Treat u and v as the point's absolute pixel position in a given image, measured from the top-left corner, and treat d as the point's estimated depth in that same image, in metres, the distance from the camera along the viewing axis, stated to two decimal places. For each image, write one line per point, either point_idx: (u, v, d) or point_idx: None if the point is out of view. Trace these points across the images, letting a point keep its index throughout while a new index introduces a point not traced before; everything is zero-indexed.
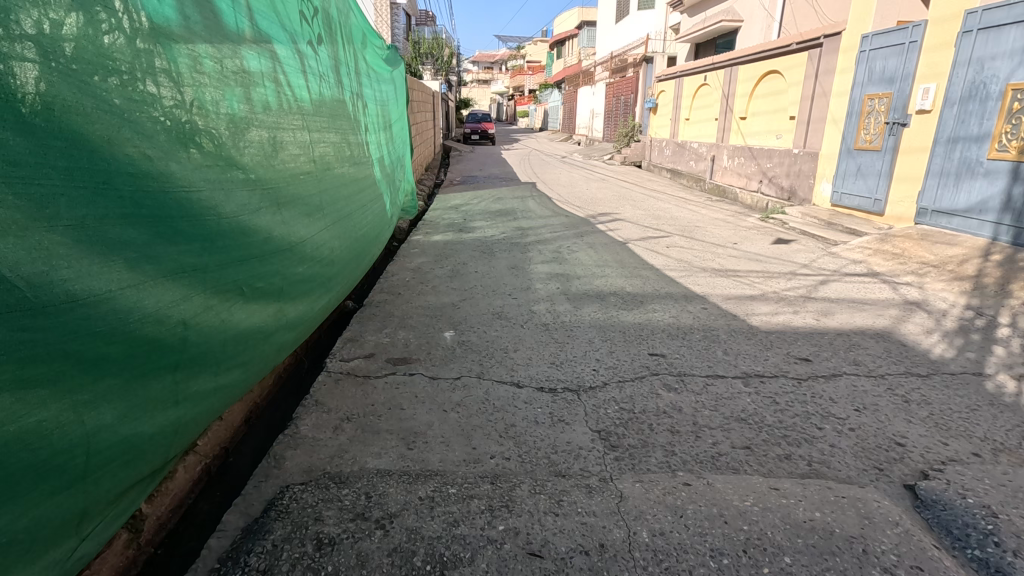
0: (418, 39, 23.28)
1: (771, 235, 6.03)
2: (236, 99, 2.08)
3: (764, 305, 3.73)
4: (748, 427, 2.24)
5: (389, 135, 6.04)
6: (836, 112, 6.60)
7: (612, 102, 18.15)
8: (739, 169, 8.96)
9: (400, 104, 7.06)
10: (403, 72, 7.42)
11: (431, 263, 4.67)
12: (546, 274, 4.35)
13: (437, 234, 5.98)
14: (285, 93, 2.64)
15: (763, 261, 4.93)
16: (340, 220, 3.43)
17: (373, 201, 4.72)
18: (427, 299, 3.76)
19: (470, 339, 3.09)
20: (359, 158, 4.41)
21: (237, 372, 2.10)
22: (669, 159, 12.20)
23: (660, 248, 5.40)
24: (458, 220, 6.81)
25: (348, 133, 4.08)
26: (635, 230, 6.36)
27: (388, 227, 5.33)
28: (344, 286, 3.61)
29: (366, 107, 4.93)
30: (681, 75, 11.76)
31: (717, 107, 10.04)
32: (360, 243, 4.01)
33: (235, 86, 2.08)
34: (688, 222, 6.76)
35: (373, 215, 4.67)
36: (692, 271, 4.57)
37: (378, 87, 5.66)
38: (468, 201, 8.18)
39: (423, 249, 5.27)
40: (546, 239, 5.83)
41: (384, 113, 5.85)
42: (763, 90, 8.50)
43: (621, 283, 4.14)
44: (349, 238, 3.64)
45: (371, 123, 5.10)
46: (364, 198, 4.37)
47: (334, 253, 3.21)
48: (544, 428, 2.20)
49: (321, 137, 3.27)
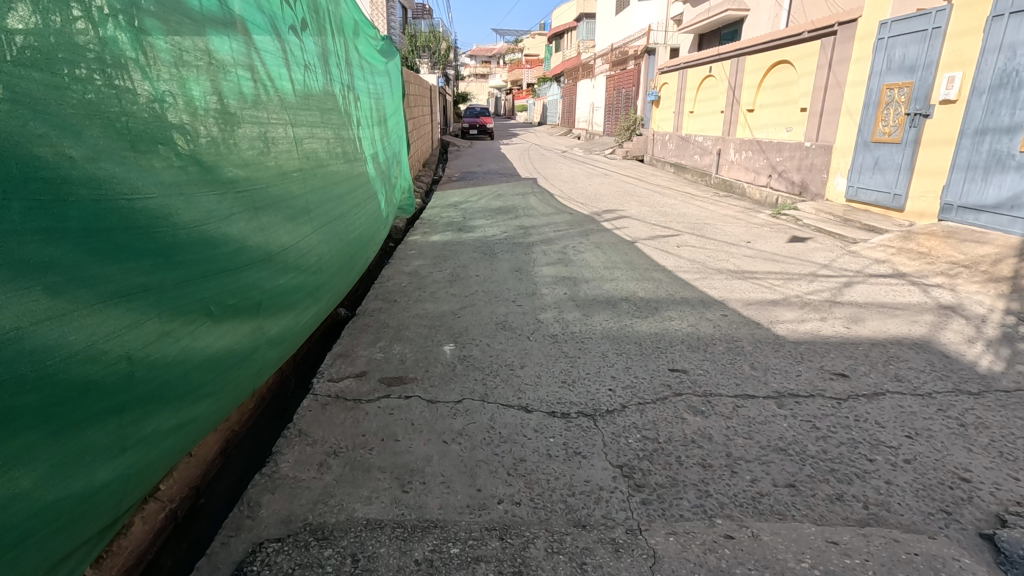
0: (415, 33, 22.96)
1: (785, 233, 5.76)
2: (201, 89, 1.79)
3: (788, 311, 3.45)
4: (789, 459, 1.97)
5: (384, 130, 5.75)
6: (852, 104, 6.32)
7: (613, 95, 17.83)
8: (747, 163, 8.68)
9: (395, 98, 6.77)
10: (398, 65, 7.11)
11: (429, 266, 4.39)
12: (551, 277, 4.07)
13: (436, 233, 5.70)
14: (262, 83, 2.35)
15: (780, 261, 4.66)
16: (329, 223, 3.14)
17: (366, 200, 4.44)
18: (425, 306, 3.48)
19: (472, 353, 2.81)
20: (351, 156, 4.12)
21: (208, 401, 1.84)
22: (673, 153, 11.91)
23: (671, 248, 5.13)
24: (457, 219, 6.53)
25: (338, 127, 3.80)
26: (642, 229, 6.09)
27: (383, 227, 5.06)
28: (335, 293, 3.34)
29: (359, 101, 4.64)
30: (685, 67, 11.45)
31: (723, 100, 9.74)
32: (352, 247, 3.72)
33: (198, 71, 1.79)
34: (697, 219, 6.48)
35: (367, 215, 4.39)
36: (707, 273, 4.31)
37: (371, 80, 5.36)
38: (467, 198, 7.90)
39: (421, 250, 4.99)
40: (551, 238, 5.55)
41: (378, 108, 5.55)
42: (771, 80, 8.20)
43: (632, 287, 3.86)
44: (340, 241, 3.36)
45: (365, 117, 4.81)
46: (356, 198, 4.08)
47: (322, 260, 2.94)
48: (558, 463, 1.93)
49: (307, 132, 2.99)
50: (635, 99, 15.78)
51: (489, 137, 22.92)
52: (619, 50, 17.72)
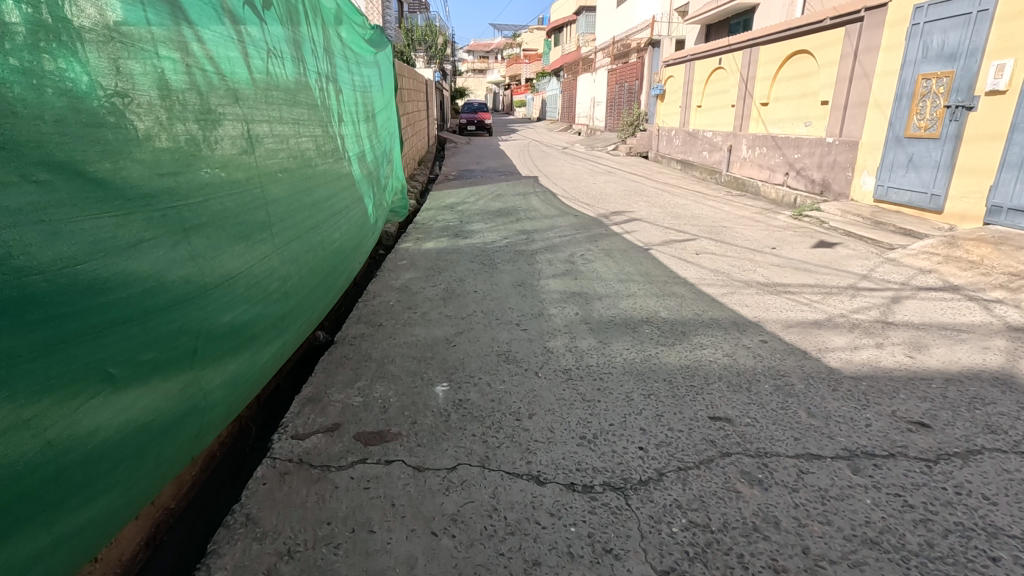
0: (410, 27, 22.38)
1: (811, 237, 5.28)
2: (78, 68, 1.26)
3: (837, 335, 2.98)
4: (887, 560, 1.50)
5: (373, 127, 5.26)
6: (882, 96, 5.83)
7: (616, 89, 17.29)
8: (762, 160, 8.19)
9: (386, 91, 6.27)
10: (389, 55, 6.61)
11: (422, 279, 3.91)
12: (559, 293, 3.59)
13: (430, 239, 5.21)
14: (199, 68, 1.82)
15: (813, 271, 4.18)
16: (299, 238, 2.65)
17: (351, 204, 3.93)
18: (415, 331, 3.00)
19: (470, 396, 2.33)
20: (333, 156, 3.62)
21: (115, 490, 1.36)
22: (679, 149, 11.42)
23: (689, 256, 4.65)
24: (454, 222, 6.04)
25: (316, 122, 3.29)
26: (654, 233, 5.61)
27: (371, 235, 4.58)
28: (308, 315, 2.85)
29: (342, 95, 4.13)
30: (692, 59, 10.95)
31: (733, 93, 9.25)
32: (330, 262, 3.23)
33: (75, 40, 1.26)
34: (713, 222, 6.00)
35: (351, 222, 3.89)
36: (734, 286, 3.83)
37: (358, 71, 4.85)
38: (465, 199, 7.41)
39: (413, 259, 4.51)
40: (556, 244, 5.06)
41: (365, 102, 5.04)
42: (788, 72, 7.70)
43: (653, 306, 3.38)
44: (313, 256, 2.86)
45: (349, 113, 4.30)
46: (337, 203, 3.56)
47: (287, 280, 2.44)
48: (584, 569, 1.46)
49: (271, 129, 2.48)
50: (639, 93, 15.23)
51: (487, 134, 22.41)
52: (621, 43, 17.14)
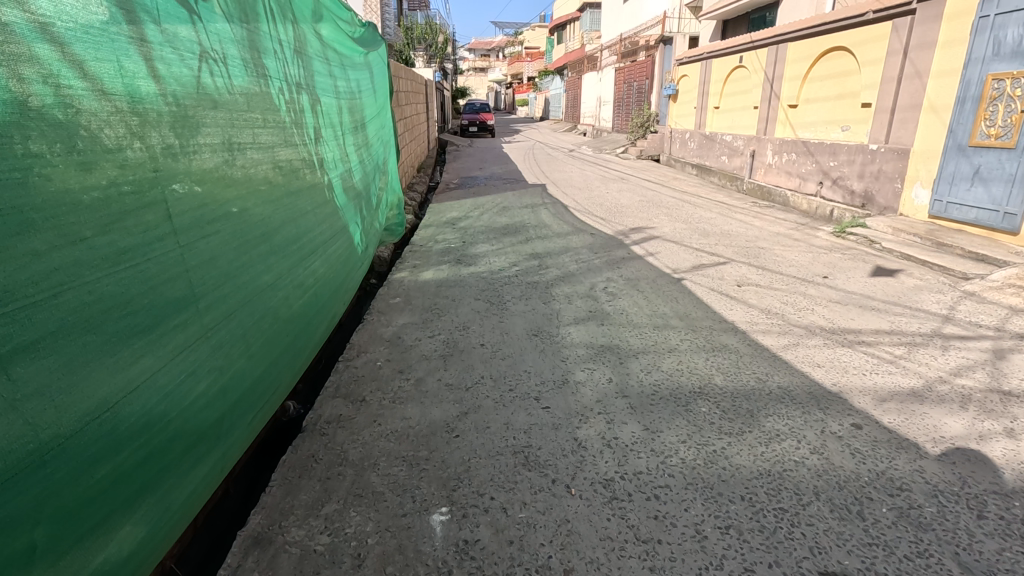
0: (410, 24, 21.74)
1: (863, 260, 4.63)
2: None
3: (950, 416, 2.31)
4: None
5: (363, 138, 4.62)
6: (938, 99, 5.17)
7: (624, 88, 16.62)
8: (791, 167, 7.52)
9: (379, 96, 5.62)
10: (382, 55, 5.95)
11: (419, 325, 3.26)
12: (584, 347, 2.94)
13: (429, 265, 4.57)
14: (44, 83, 1.15)
15: (881, 310, 3.53)
16: (251, 301, 2.00)
17: (331, 234, 3.27)
18: (407, 412, 2.34)
19: (480, 533, 1.68)
20: (307, 180, 2.94)
21: None
22: (695, 153, 10.75)
23: (728, 288, 4.00)
24: (456, 242, 5.39)
25: (282, 141, 2.62)
26: (682, 255, 4.97)
27: (359, 267, 3.93)
28: (269, 398, 2.18)
29: (321, 104, 3.46)
30: (709, 57, 10.28)
31: (756, 93, 8.58)
32: (300, 319, 2.58)
33: None
34: (746, 241, 5.35)
35: (332, 258, 3.22)
36: (793, 333, 3.18)
37: (343, 75, 4.18)
38: (467, 212, 6.76)
39: (408, 294, 3.86)
40: (573, 272, 4.40)
41: (353, 110, 4.38)
42: (821, 70, 7.03)
43: (703, 370, 2.71)
44: (273, 317, 2.20)
45: (331, 125, 3.64)
46: (313, 236, 2.90)
47: (227, 367, 1.78)
48: None
49: (200, 156, 1.79)
50: (649, 93, 14.52)
51: (489, 135, 21.74)
52: (630, 41, 16.45)
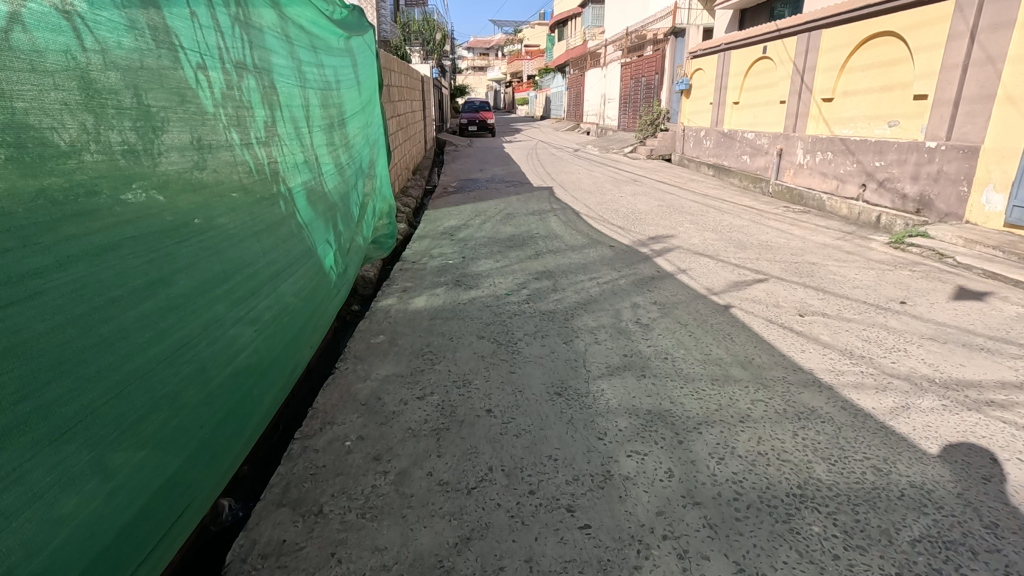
0: (407, 20, 21.03)
1: (940, 279, 3.89)
2: None
3: None
4: None
5: (343, 137, 3.88)
6: (1016, 88, 4.44)
7: (631, 84, 15.86)
8: (826, 168, 6.77)
9: (365, 89, 4.87)
10: (368, 42, 5.20)
11: (407, 379, 2.50)
12: (627, 414, 2.20)
13: (424, 287, 3.83)
14: None
15: (990, 351, 2.79)
16: (128, 395, 1.28)
17: (295, 262, 2.51)
18: (382, 538, 1.59)
19: None
20: (257, 193, 2.19)
21: None
22: (711, 152, 10.00)
23: (787, 318, 3.26)
24: (455, 257, 4.64)
25: (211, 139, 1.86)
26: (718, 270, 4.22)
27: (335, 295, 3.19)
28: (175, 528, 1.45)
29: (284, 94, 2.71)
30: (727, 48, 9.54)
31: (783, 86, 7.84)
32: (241, 389, 1.85)
33: None
34: (790, 254, 4.62)
35: (294, 292, 2.47)
36: (892, 386, 2.44)
37: (317, 59, 3.44)
38: (467, 220, 6.01)
39: (396, 330, 3.11)
40: (595, 296, 3.66)
41: (329, 104, 3.63)
42: (862, 59, 6.30)
43: (795, 454, 1.96)
44: (175, 405, 1.46)
45: (300, 121, 2.90)
46: (266, 264, 2.15)
47: (53, 533, 1.06)
48: None
49: (69, 160, 1.20)
50: (659, 89, 13.78)
51: (489, 134, 20.99)
52: (637, 34, 15.64)
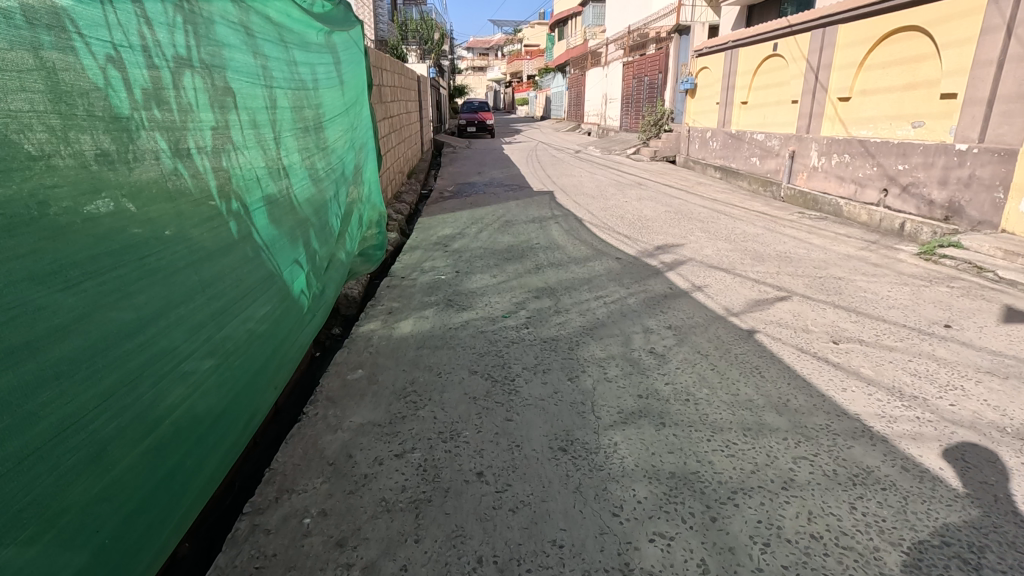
0: (404, 20, 20.62)
1: (984, 298, 3.51)
2: None
3: None
4: None
5: (321, 141, 3.50)
6: None
7: (633, 83, 15.48)
8: (842, 171, 6.39)
9: (349, 88, 4.49)
10: (353, 38, 4.82)
11: (385, 429, 2.12)
12: (646, 479, 1.82)
13: (412, 308, 3.45)
14: None
15: None
16: None
17: (251, 293, 2.14)
18: None
19: None
20: (198, 213, 1.80)
21: None
22: (718, 153, 9.63)
23: (820, 345, 2.89)
24: (448, 270, 4.27)
25: (127, 150, 1.49)
26: (736, 287, 3.85)
27: (307, 323, 2.80)
28: None
29: (243, 95, 2.32)
30: (735, 46, 9.15)
31: (795, 85, 7.47)
32: (166, 463, 1.48)
33: None
34: (813, 267, 4.24)
35: (247, 329, 2.10)
36: (957, 438, 2.06)
37: (289, 54, 3.06)
38: (462, 229, 5.63)
39: (376, 361, 2.73)
40: (602, 318, 3.28)
41: (304, 106, 3.25)
42: (882, 56, 5.92)
43: (858, 539, 1.58)
44: (49, 514, 1.10)
45: (263, 124, 2.51)
46: (207, 302, 1.79)
47: None
48: None
49: (40, 165, 1.19)
50: (663, 88, 13.40)
51: (489, 134, 20.61)
52: (639, 32, 15.22)
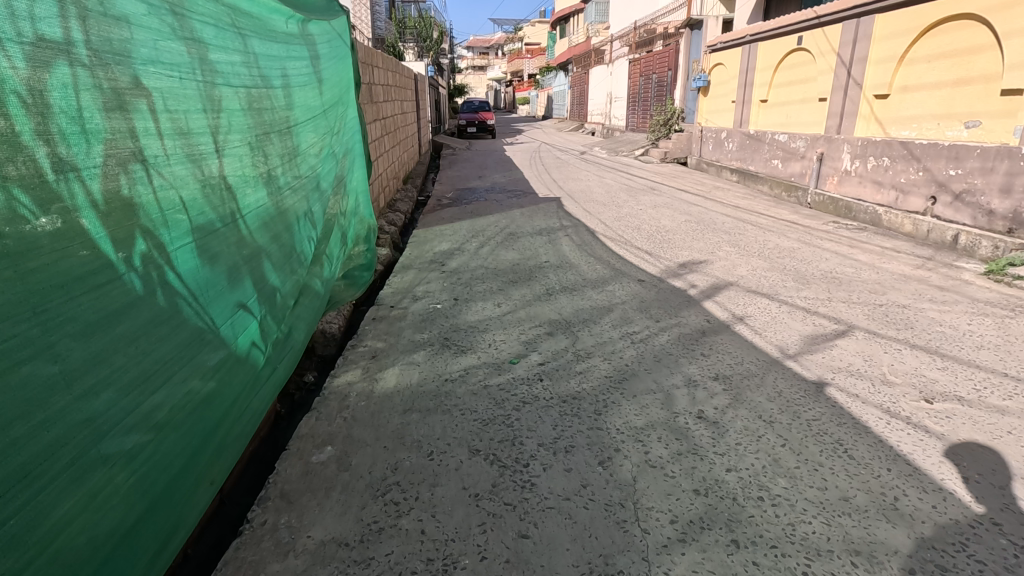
0: (403, 17, 20.04)
1: None
2: None
3: None
4: None
5: (287, 149, 2.91)
6: None
7: (641, 81, 14.89)
8: (879, 175, 5.80)
9: (329, 86, 3.91)
10: (335, 31, 4.25)
11: (352, 554, 1.54)
12: None
13: (399, 349, 2.85)
14: None
15: None
16: None
17: (174, 360, 1.63)
18: None
19: None
20: (59, 266, 1.25)
21: None
22: (734, 155, 9.04)
23: (909, 404, 2.30)
24: (445, 296, 3.68)
25: None
26: (784, 319, 3.27)
27: (263, 382, 2.23)
28: None
29: (162, 93, 1.74)
30: (753, 40, 8.57)
31: (822, 81, 6.88)
32: None
33: None
34: (868, 292, 3.65)
35: (170, 409, 1.59)
36: None
37: (247, 45, 2.49)
38: (461, 243, 5.04)
39: (350, 432, 2.13)
40: (630, 363, 2.70)
41: (266, 109, 2.68)
42: (926, 49, 5.35)
43: None
44: None
45: (195, 131, 1.93)
46: (95, 388, 1.32)
47: None
48: None
49: None
50: (672, 86, 12.81)
51: (489, 135, 20.00)
52: (646, 29, 14.64)
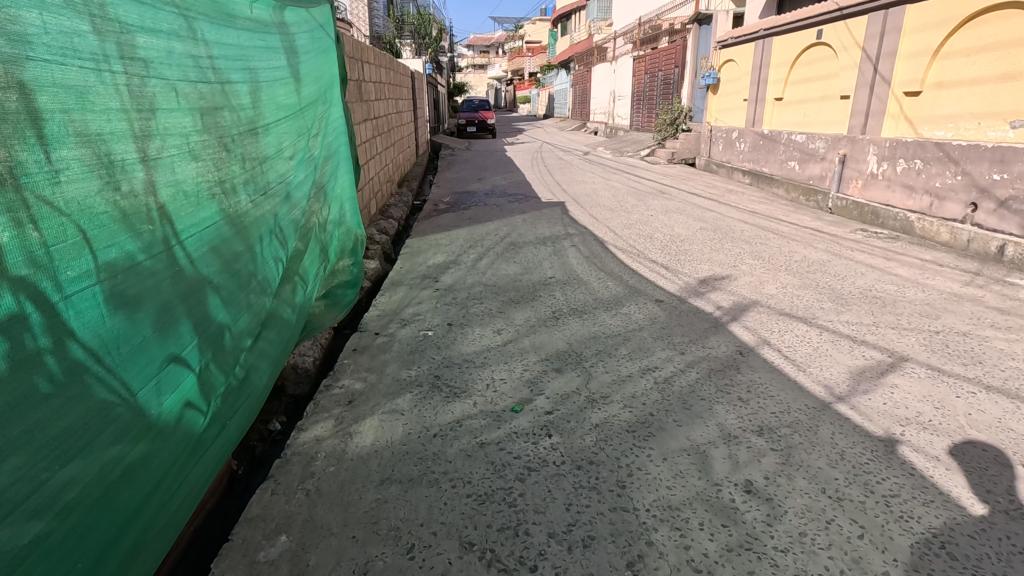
0: (402, 14, 19.57)
1: None
2: None
3: None
4: None
5: (251, 155, 2.47)
6: None
7: (646, 79, 14.42)
8: (911, 179, 5.36)
9: (309, 82, 3.47)
10: (316, 22, 3.80)
11: None
12: None
13: (381, 391, 2.41)
14: None
15: None
16: None
17: (78, 435, 1.25)
18: None
19: None
20: None
21: None
22: (746, 156, 8.59)
23: (1003, 471, 1.86)
24: (438, 320, 3.24)
25: None
26: (828, 349, 2.83)
27: (209, 445, 1.80)
28: None
29: (47, 87, 1.29)
30: (768, 35, 8.11)
31: (845, 78, 6.43)
32: None
33: None
34: (919, 315, 3.21)
35: (79, 492, 1.24)
36: None
37: (196, 30, 2.05)
38: (458, 255, 4.61)
39: (311, 515, 1.68)
40: (655, 410, 2.26)
41: (223, 108, 2.24)
42: (964, 41, 4.91)
43: None
44: None
45: (109, 137, 1.49)
46: None
47: None
48: None
49: None
50: (679, 84, 12.35)
51: (489, 134, 19.57)
52: (652, 25, 14.15)
